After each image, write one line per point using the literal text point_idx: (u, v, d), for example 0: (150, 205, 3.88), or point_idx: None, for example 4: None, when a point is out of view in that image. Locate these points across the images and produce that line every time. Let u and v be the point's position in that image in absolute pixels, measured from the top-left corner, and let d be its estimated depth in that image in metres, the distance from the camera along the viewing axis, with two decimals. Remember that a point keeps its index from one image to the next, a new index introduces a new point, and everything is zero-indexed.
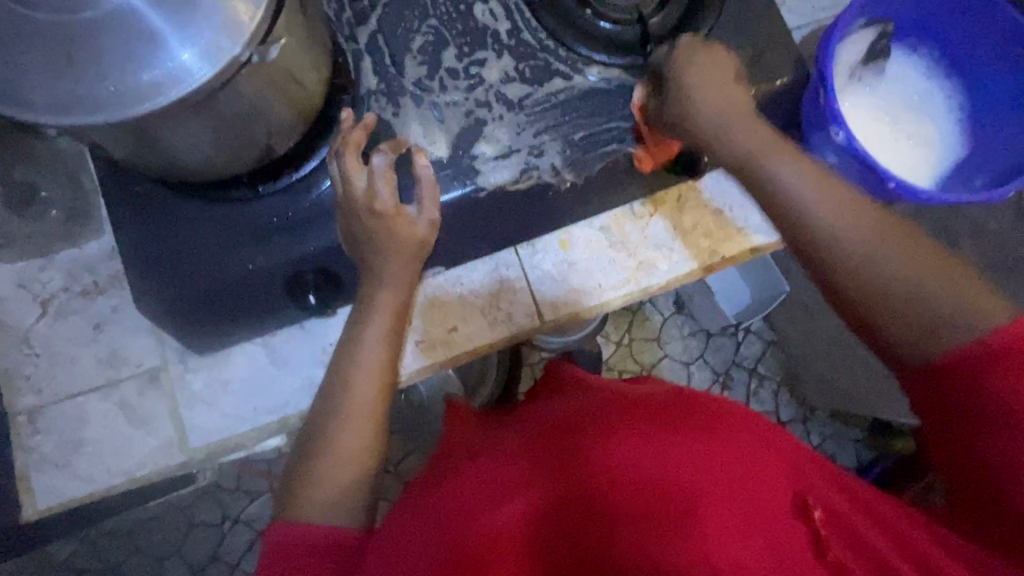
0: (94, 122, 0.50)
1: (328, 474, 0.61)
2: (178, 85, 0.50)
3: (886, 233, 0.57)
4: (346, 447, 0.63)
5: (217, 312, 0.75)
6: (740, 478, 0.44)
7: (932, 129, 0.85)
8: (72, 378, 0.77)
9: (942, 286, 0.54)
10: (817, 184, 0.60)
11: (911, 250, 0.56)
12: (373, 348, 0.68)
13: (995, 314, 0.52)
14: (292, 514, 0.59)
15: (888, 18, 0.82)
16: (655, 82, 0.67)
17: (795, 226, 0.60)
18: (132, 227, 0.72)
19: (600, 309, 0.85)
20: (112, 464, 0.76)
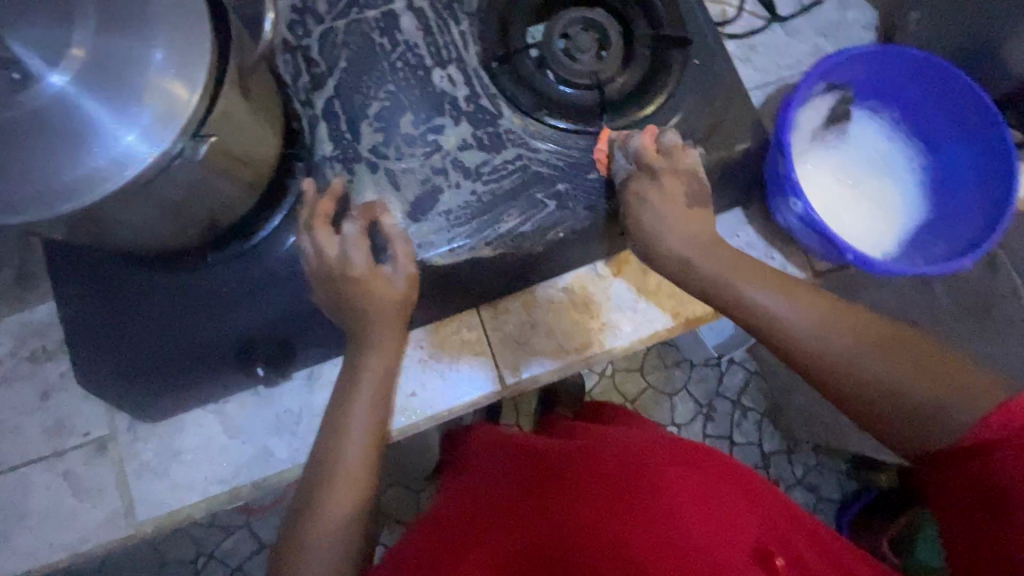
0: (22, 221, 0.49)
1: (321, 543, 0.58)
2: (107, 181, 0.49)
3: (837, 318, 0.59)
4: (342, 517, 0.60)
5: (165, 383, 0.73)
6: (698, 508, 0.50)
7: (892, 191, 0.86)
8: (17, 449, 0.75)
9: (919, 376, 0.53)
10: (794, 304, 0.61)
11: (848, 341, 0.57)
12: (364, 413, 0.66)
13: (974, 400, 0.50)
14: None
15: (847, 85, 0.84)
16: (670, 187, 0.71)
17: (778, 339, 0.61)
18: (86, 297, 0.72)
19: (563, 370, 0.84)
20: (56, 539, 0.74)
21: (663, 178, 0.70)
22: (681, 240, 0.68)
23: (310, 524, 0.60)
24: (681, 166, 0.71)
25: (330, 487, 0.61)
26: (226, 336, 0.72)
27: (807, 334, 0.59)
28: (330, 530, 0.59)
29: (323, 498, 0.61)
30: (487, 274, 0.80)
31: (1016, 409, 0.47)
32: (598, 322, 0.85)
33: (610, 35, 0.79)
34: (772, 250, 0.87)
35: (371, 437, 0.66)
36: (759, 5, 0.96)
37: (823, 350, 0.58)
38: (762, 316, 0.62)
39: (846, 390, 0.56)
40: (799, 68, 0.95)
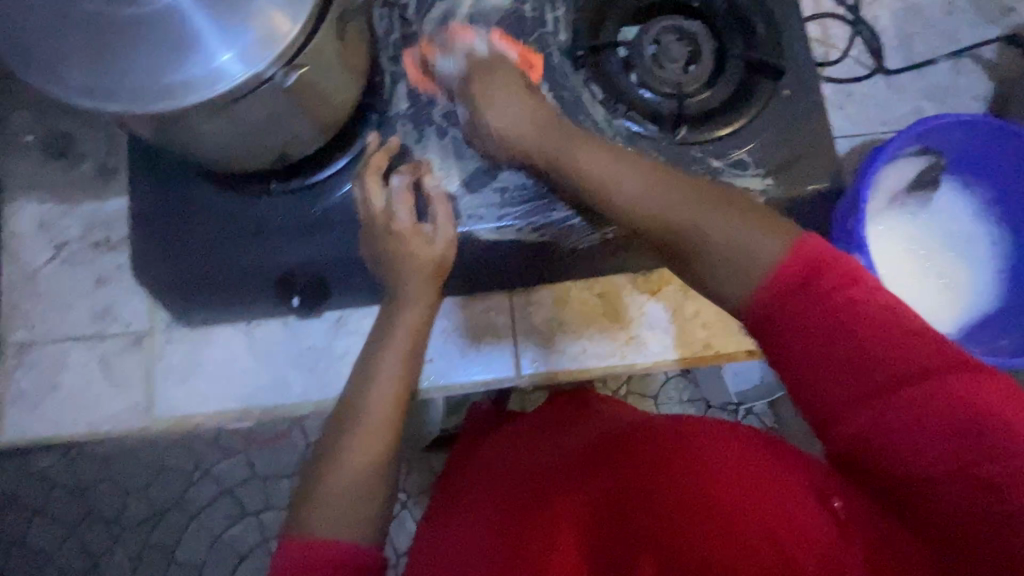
0: (114, 110, 0.51)
1: (336, 495, 0.55)
2: (202, 90, 0.51)
3: (705, 204, 0.53)
4: (359, 473, 0.57)
5: (206, 295, 0.76)
6: (751, 474, 0.46)
7: (965, 271, 0.82)
8: (65, 324, 0.81)
9: (726, 215, 0.51)
10: (651, 169, 0.57)
11: (691, 214, 0.52)
12: (391, 370, 0.63)
13: (777, 236, 0.48)
14: (302, 536, 0.53)
15: (943, 153, 0.80)
16: (499, 89, 0.68)
17: (627, 216, 0.57)
18: (151, 200, 0.75)
19: (580, 373, 0.84)
20: (81, 415, 0.79)
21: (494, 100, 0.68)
22: (635, 189, 0.56)
23: (328, 472, 0.57)
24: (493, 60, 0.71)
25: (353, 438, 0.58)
26: (270, 263, 0.75)
27: (646, 199, 0.55)
28: (344, 483, 0.56)
29: (342, 449, 0.58)
30: (526, 261, 0.81)
31: (806, 245, 0.46)
32: (626, 333, 0.84)
33: (703, 50, 0.78)
34: None
35: (397, 395, 0.62)
36: (864, 52, 0.93)
37: (659, 211, 0.54)
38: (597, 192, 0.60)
39: (687, 260, 0.53)
40: (893, 125, 0.92)
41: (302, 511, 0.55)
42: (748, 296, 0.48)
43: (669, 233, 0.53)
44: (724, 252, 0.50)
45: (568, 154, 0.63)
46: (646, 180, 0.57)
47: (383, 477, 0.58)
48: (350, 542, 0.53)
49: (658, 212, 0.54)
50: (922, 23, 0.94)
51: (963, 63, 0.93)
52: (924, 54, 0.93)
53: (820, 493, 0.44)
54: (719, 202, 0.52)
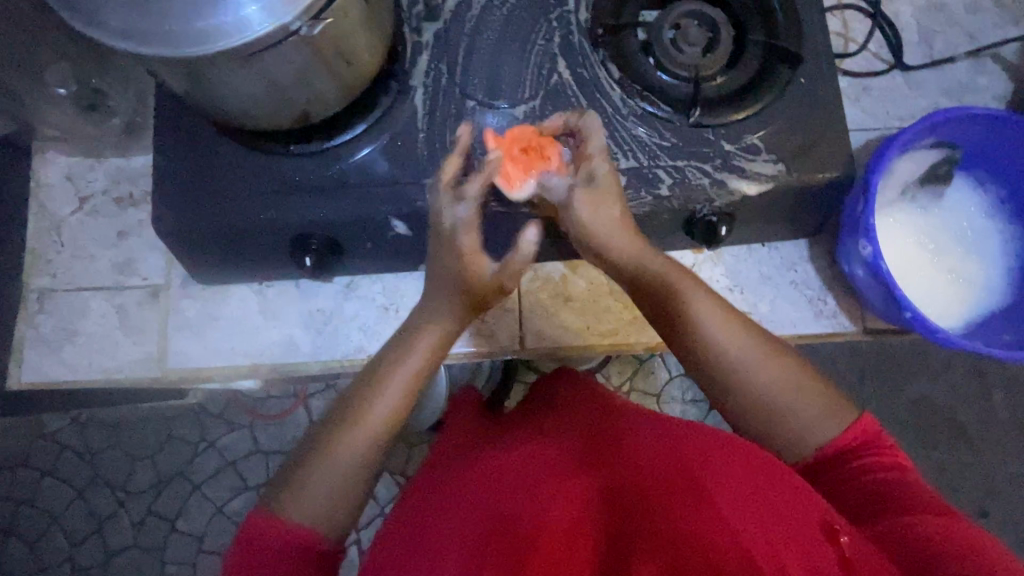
0: (160, 55, 0.52)
1: (319, 484, 0.53)
2: (244, 36, 0.52)
3: (767, 359, 0.58)
4: (347, 466, 0.54)
5: (222, 251, 0.78)
6: (765, 491, 0.46)
7: (975, 267, 0.82)
8: (86, 273, 0.83)
9: (802, 400, 0.56)
10: (728, 321, 0.59)
11: (768, 383, 0.57)
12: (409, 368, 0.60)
13: (833, 421, 0.56)
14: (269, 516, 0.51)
15: (957, 146, 0.80)
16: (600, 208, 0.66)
17: (694, 355, 0.60)
18: (166, 152, 0.75)
19: (583, 349, 0.85)
20: (96, 361, 0.81)
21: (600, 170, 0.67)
22: (726, 341, 0.58)
23: (317, 460, 0.54)
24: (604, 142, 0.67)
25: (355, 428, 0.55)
26: (284, 223, 0.75)
27: (752, 373, 0.57)
28: (326, 472, 0.53)
29: (338, 437, 0.55)
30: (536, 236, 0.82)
31: (862, 422, 0.56)
32: (630, 312, 0.86)
33: (722, 35, 0.79)
34: (826, 292, 0.86)
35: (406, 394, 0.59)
36: (884, 47, 0.93)
37: (753, 385, 0.57)
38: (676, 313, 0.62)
39: (738, 407, 0.58)
40: (908, 121, 0.92)
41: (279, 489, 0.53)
42: (796, 455, 0.56)
43: (718, 362, 0.58)
44: (780, 414, 0.56)
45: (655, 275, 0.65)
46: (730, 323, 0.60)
47: (367, 472, 0.55)
48: (319, 529, 0.51)
49: (736, 374, 0.58)
50: (944, 21, 0.94)
51: (982, 63, 0.93)
52: (944, 52, 0.93)
53: (828, 527, 0.46)
54: (787, 365, 0.58)
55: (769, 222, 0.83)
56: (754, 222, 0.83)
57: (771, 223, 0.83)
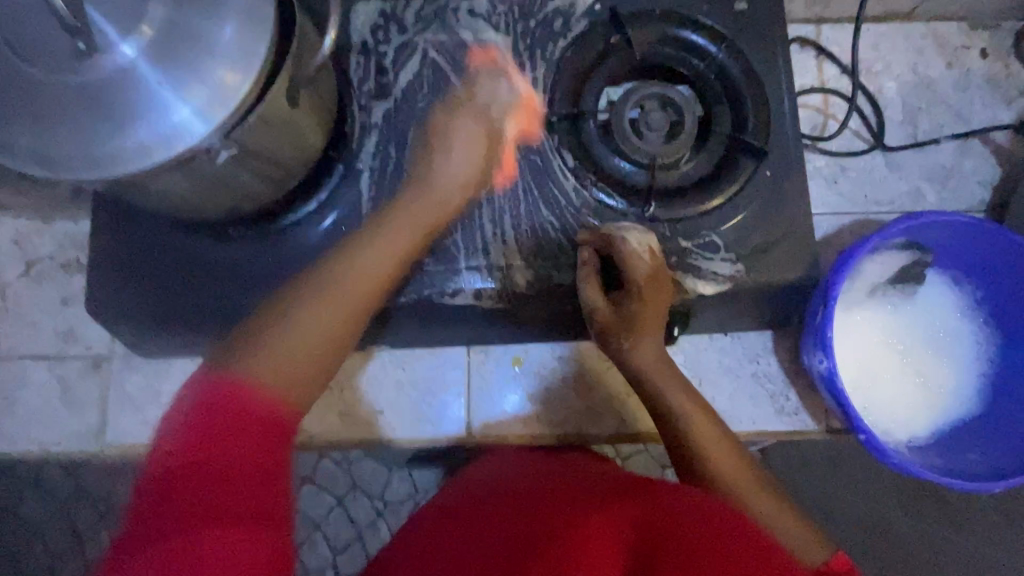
0: (36, 173, 0.49)
1: (278, 346, 0.53)
2: (126, 162, 0.49)
3: (746, 480, 0.62)
4: (300, 338, 0.54)
5: (159, 331, 0.76)
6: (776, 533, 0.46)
7: (945, 373, 0.78)
8: (30, 341, 0.82)
9: (784, 523, 0.58)
10: (702, 423, 0.65)
11: (748, 501, 0.60)
12: (380, 260, 0.62)
13: (822, 553, 0.56)
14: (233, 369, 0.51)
15: (929, 248, 0.76)
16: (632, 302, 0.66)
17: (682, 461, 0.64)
18: (106, 233, 0.73)
19: (532, 438, 0.84)
20: (35, 433, 0.81)
21: (626, 307, 0.66)
22: (710, 447, 0.63)
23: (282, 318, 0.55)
24: (642, 272, 0.66)
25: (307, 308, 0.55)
26: (219, 308, 0.72)
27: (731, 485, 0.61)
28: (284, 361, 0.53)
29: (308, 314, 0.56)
30: (485, 324, 0.79)
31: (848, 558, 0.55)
32: (583, 400, 0.85)
33: (685, 120, 0.75)
34: (789, 388, 0.83)
35: (344, 319, 0.57)
36: (864, 126, 0.89)
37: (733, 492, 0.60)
38: (673, 429, 0.65)
39: None
40: (887, 205, 0.88)
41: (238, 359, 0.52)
42: None
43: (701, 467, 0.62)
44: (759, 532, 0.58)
45: (654, 391, 0.66)
46: (721, 450, 0.63)
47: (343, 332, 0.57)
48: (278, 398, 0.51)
49: (719, 481, 0.61)
50: (932, 99, 0.90)
51: (969, 145, 0.88)
52: (928, 132, 0.89)
53: None
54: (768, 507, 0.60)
55: (729, 316, 0.80)
56: (713, 316, 0.79)
57: (732, 317, 0.80)
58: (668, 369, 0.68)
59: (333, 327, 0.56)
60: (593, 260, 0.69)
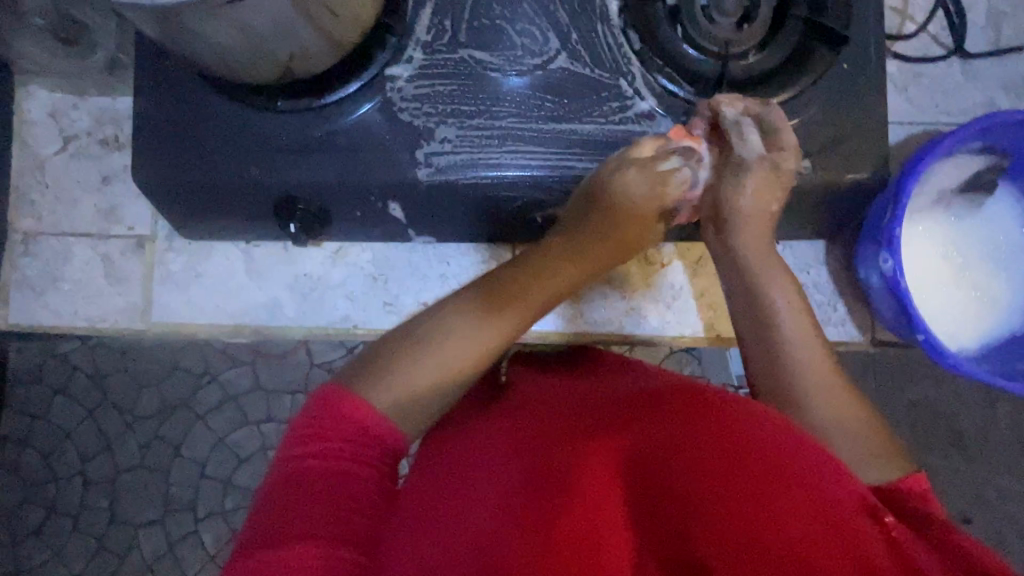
0: None
1: (393, 390, 0.54)
2: None
3: (827, 381, 0.60)
4: (404, 397, 0.54)
5: (203, 209, 0.74)
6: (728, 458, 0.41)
7: (1000, 287, 0.76)
8: (71, 217, 0.81)
9: (857, 436, 0.55)
10: (795, 310, 0.64)
11: (821, 411, 0.57)
12: (426, 376, 0.56)
13: (890, 469, 0.53)
14: (349, 395, 0.53)
15: (1005, 153, 0.72)
16: (780, 172, 0.67)
17: (770, 352, 0.62)
18: (142, 100, 0.69)
19: (573, 337, 0.84)
20: (81, 308, 0.81)
21: (784, 166, 0.66)
22: (797, 334, 0.62)
23: (388, 371, 0.55)
24: (790, 140, 0.66)
25: (382, 392, 0.54)
26: (266, 184, 0.70)
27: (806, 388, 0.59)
28: (398, 405, 0.54)
29: (394, 359, 0.56)
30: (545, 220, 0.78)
31: (918, 479, 0.52)
32: (627, 302, 0.84)
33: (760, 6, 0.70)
34: (837, 299, 0.82)
35: (459, 369, 0.58)
36: (945, 29, 0.83)
37: (809, 399, 0.58)
38: (771, 328, 0.63)
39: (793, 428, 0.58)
40: (957, 116, 0.83)
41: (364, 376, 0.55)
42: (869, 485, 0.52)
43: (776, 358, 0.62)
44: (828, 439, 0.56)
45: (756, 282, 0.66)
46: (808, 342, 0.62)
47: (437, 404, 0.56)
48: (390, 427, 0.53)
49: (798, 381, 0.59)
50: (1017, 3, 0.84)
51: None
52: (1011, 39, 0.83)
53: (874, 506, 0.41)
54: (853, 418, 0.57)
55: (786, 222, 0.78)
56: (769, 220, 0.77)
57: (787, 221, 0.78)
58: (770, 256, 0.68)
59: (423, 391, 0.55)
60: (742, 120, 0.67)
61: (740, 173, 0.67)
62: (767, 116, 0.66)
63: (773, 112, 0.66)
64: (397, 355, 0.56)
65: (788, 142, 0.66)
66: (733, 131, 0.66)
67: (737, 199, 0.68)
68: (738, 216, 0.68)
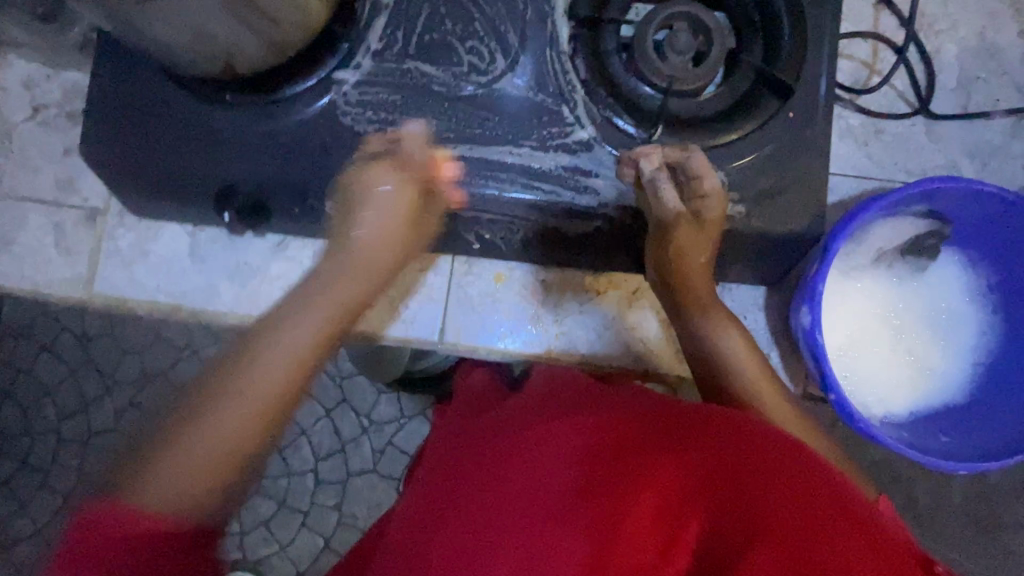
0: None
1: (183, 460, 0.48)
2: None
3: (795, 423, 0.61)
4: (208, 451, 0.49)
5: (150, 192, 0.76)
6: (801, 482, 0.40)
7: (934, 355, 0.74)
8: (30, 184, 0.84)
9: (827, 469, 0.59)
10: (751, 360, 0.63)
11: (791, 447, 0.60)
12: (287, 356, 0.55)
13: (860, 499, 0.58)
14: (104, 505, 0.44)
15: (948, 220, 0.71)
16: (712, 217, 0.66)
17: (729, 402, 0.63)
18: (97, 79, 0.71)
19: (503, 355, 0.84)
20: (28, 273, 0.83)
21: (707, 214, 0.66)
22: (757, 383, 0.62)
23: (179, 446, 0.48)
24: (711, 185, 0.65)
25: (198, 432, 0.49)
26: (205, 173, 0.71)
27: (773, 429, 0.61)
28: (210, 460, 0.48)
29: (197, 417, 0.50)
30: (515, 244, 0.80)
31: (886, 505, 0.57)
32: (560, 326, 0.84)
33: (713, 46, 0.70)
34: (772, 347, 0.81)
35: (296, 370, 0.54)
36: (911, 87, 0.82)
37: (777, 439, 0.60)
38: (730, 380, 0.63)
39: None
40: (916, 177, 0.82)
41: (142, 465, 0.48)
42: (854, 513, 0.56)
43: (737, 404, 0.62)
44: None
45: (709, 334, 0.65)
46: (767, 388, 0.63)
47: (254, 446, 0.51)
48: (173, 506, 0.46)
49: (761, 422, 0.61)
50: (994, 68, 0.82)
51: (1022, 124, 0.81)
52: (981, 104, 0.81)
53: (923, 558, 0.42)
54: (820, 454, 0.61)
55: (723, 265, 0.77)
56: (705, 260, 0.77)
57: (725, 263, 0.77)
58: (717, 305, 0.67)
59: (230, 437, 0.50)
60: (663, 169, 0.66)
61: (671, 221, 0.66)
62: (690, 159, 0.65)
63: (695, 157, 0.66)
64: (204, 399, 0.50)
65: (711, 187, 0.65)
66: (658, 180, 0.66)
67: (679, 245, 0.66)
68: (687, 263, 0.67)
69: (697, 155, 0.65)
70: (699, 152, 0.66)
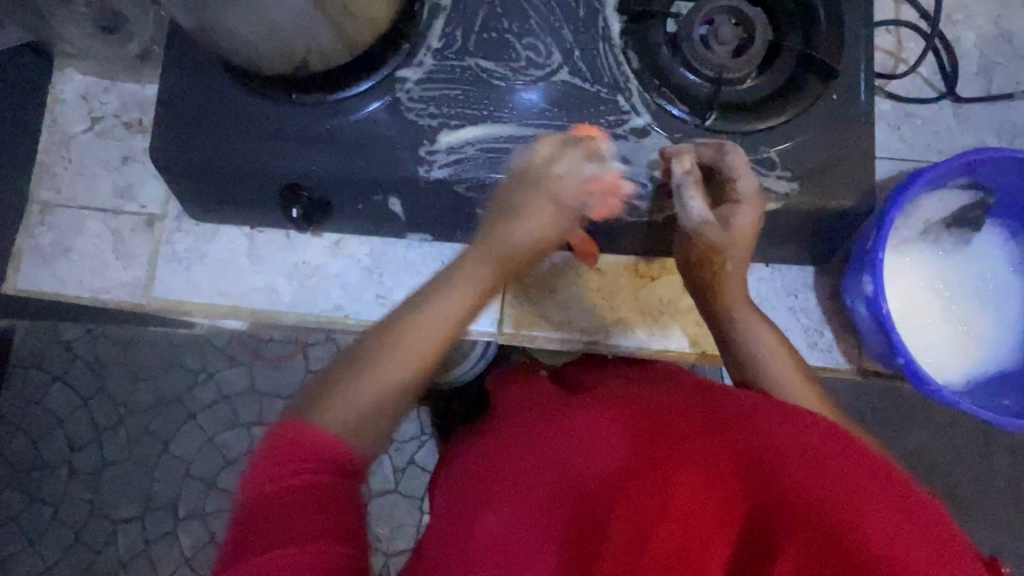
0: None
1: (350, 409, 0.50)
2: None
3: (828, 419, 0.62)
4: (369, 406, 0.51)
5: (214, 192, 0.78)
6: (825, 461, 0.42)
7: (987, 323, 0.77)
8: (89, 192, 0.85)
9: None
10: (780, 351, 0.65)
11: None
12: (437, 324, 0.56)
13: None
14: (286, 430, 0.46)
15: (992, 191, 0.74)
16: (743, 218, 0.67)
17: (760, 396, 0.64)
18: (167, 83, 0.74)
19: (559, 343, 0.85)
20: (86, 279, 0.84)
21: (736, 219, 0.67)
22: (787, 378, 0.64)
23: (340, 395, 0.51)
24: (746, 182, 0.67)
25: (358, 387, 0.51)
26: (272, 171, 0.73)
27: None
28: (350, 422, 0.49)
29: (351, 379, 0.52)
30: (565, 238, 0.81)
31: None
32: (614, 313, 0.85)
33: (758, 36, 0.74)
34: (825, 325, 0.83)
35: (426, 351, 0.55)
36: (937, 73, 0.86)
37: None
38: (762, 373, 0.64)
39: None
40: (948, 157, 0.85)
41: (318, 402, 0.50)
42: None
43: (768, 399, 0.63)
44: None
45: (739, 328, 0.67)
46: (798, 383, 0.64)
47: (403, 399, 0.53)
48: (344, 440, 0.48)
49: None
50: (1011, 53, 0.87)
51: None
52: (1002, 87, 0.86)
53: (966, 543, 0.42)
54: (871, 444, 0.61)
55: (774, 245, 0.79)
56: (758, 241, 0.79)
57: (777, 243, 0.79)
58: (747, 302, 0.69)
59: (387, 397, 0.52)
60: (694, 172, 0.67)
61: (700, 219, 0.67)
62: (723, 156, 0.67)
63: (724, 149, 0.68)
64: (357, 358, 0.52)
65: (746, 185, 0.67)
66: (685, 184, 0.67)
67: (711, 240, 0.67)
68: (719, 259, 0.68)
69: (731, 150, 0.67)
70: (734, 147, 0.68)
